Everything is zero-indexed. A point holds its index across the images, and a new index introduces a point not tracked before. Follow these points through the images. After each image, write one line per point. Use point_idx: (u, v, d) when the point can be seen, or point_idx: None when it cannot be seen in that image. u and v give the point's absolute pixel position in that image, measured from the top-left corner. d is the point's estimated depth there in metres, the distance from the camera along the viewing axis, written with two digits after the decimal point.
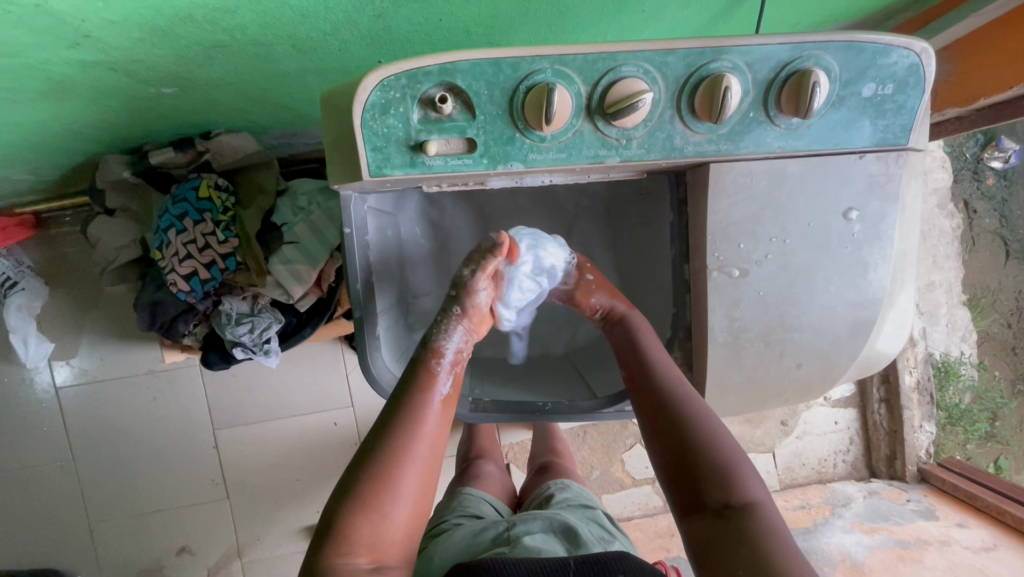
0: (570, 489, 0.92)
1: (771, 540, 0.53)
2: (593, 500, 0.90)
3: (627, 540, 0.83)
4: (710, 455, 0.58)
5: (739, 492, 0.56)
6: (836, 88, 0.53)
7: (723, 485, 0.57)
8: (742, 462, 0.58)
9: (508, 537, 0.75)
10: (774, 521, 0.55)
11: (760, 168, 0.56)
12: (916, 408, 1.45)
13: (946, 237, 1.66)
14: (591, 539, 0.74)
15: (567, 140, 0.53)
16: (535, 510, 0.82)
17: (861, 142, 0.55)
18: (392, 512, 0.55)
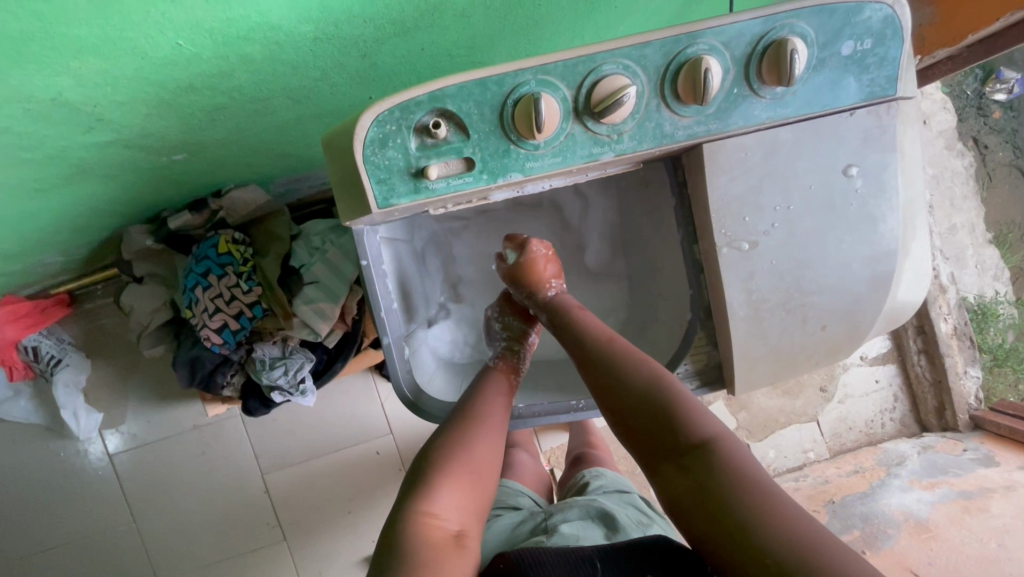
0: (605, 477, 0.92)
1: (740, 467, 0.53)
2: (630, 485, 0.90)
3: (667, 523, 0.82)
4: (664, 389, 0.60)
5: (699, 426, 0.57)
6: (815, 52, 0.54)
7: (692, 427, 0.57)
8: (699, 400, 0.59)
9: (545, 526, 0.75)
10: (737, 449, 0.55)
11: (754, 140, 0.58)
12: (957, 354, 1.41)
13: (959, 180, 1.67)
14: (629, 525, 0.74)
15: (560, 143, 0.55)
16: (571, 498, 0.83)
17: (849, 100, 0.56)
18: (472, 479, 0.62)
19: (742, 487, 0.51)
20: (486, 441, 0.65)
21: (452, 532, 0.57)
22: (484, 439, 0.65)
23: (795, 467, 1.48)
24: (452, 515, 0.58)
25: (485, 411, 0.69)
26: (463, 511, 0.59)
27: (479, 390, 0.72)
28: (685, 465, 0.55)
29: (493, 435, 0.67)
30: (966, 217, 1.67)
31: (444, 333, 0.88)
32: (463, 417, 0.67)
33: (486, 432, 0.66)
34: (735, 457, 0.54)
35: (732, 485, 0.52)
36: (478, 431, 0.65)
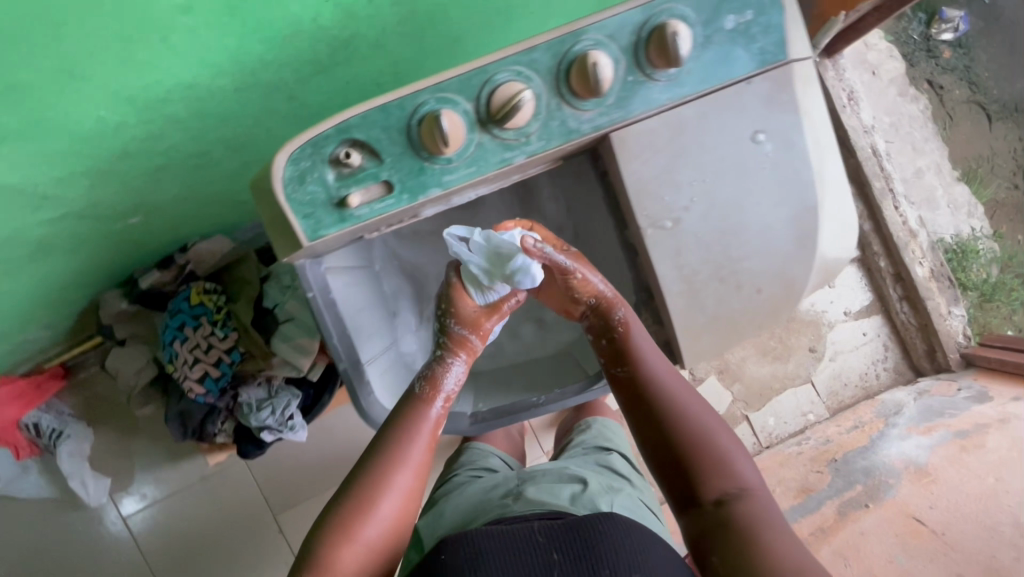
0: (590, 445, 1.05)
1: (755, 531, 0.59)
2: (613, 450, 1.04)
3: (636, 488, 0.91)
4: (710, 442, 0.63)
5: (730, 483, 0.62)
6: (699, 31, 0.56)
7: (721, 475, 0.62)
8: (739, 459, 0.63)
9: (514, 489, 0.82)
10: (763, 512, 0.61)
11: (659, 122, 0.60)
12: (938, 295, 1.41)
13: (918, 123, 1.68)
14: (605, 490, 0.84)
15: (471, 154, 0.57)
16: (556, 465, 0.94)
17: (742, 70, 0.58)
18: (371, 529, 0.63)
19: (753, 553, 0.57)
20: (394, 494, 0.65)
21: None
22: (391, 490, 0.65)
23: (796, 431, 1.48)
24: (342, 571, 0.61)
25: (400, 459, 0.67)
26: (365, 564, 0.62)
27: (400, 427, 0.68)
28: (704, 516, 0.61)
29: (403, 483, 0.66)
30: (930, 159, 1.67)
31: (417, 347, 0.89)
32: (374, 461, 0.67)
33: (394, 485, 0.65)
34: (756, 521, 0.60)
35: (746, 547, 0.57)
36: (387, 483, 0.65)
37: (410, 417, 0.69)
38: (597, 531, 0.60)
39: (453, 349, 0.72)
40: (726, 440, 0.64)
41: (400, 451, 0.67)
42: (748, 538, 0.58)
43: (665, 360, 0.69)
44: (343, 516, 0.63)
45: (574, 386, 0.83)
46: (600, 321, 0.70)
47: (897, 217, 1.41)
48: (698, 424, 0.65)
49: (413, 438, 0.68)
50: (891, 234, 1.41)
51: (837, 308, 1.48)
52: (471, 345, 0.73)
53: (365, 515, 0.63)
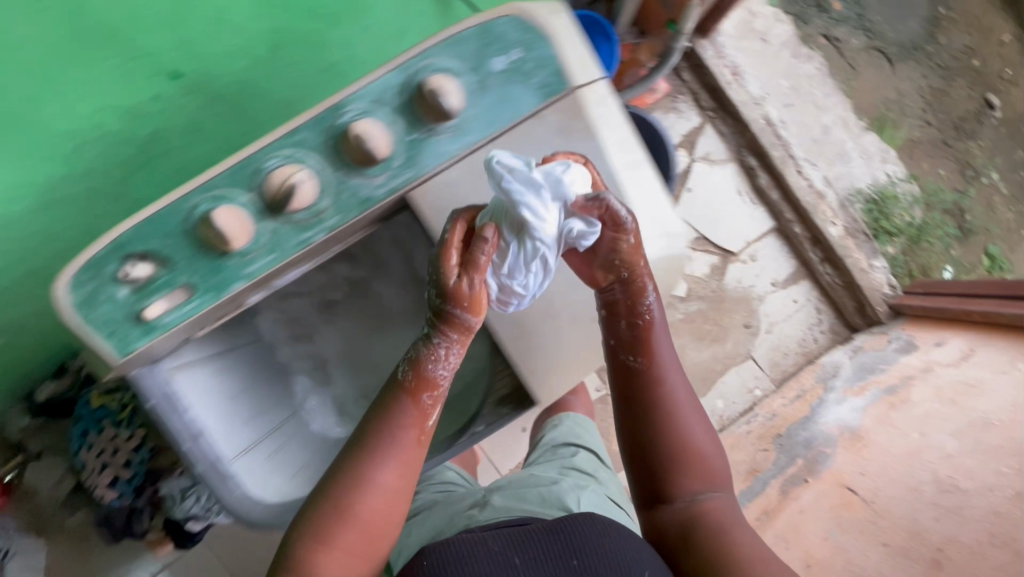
0: (557, 444, 1.07)
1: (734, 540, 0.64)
2: (580, 445, 1.05)
3: (602, 484, 0.94)
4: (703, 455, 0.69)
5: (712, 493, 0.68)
6: (469, 78, 0.54)
7: (699, 479, 0.68)
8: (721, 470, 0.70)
9: (480, 501, 0.85)
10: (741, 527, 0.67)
11: (455, 172, 0.59)
12: (857, 251, 1.42)
13: (817, 81, 1.69)
14: (574, 492, 0.85)
15: (266, 241, 0.56)
16: (525, 474, 0.95)
17: (527, 106, 0.57)
18: (348, 532, 0.61)
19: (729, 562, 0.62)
20: (376, 495, 0.61)
21: None
22: (370, 493, 0.61)
23: (745, 409, 1.46)
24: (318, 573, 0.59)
25: (384, 460, 0.62)
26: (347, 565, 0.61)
27: (383, 425, 0.62)
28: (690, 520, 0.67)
29: (387, 487, 0.62)
30: (834, 114, 1.68)
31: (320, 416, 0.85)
32: (352, 463, 0.62)
33: (372, 485, 0.61)
34: (734, 532, 0.65)
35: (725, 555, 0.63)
36: (360, 486, 0.61)
37: (394, 411, 0.62)
38: (581, 532, 0.62)
39: (443, 331, 0.59)
40: (709, 441, 0.70)
41: (381, 453, 0.62)
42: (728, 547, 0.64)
43: (673, 358, 0.69)
44: (321, 516, 0.61)
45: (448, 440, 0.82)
46: (626, 313, 0.65)
47: (802, 181, 1.41)
48: (694, 436, 0.69)
49: (399, 436, 0.62)
50: (798, 199, 1.41)
51: (764, 280, 1.48)
52: (464, 323, 0.59)
53: (343, 520, 0.60)
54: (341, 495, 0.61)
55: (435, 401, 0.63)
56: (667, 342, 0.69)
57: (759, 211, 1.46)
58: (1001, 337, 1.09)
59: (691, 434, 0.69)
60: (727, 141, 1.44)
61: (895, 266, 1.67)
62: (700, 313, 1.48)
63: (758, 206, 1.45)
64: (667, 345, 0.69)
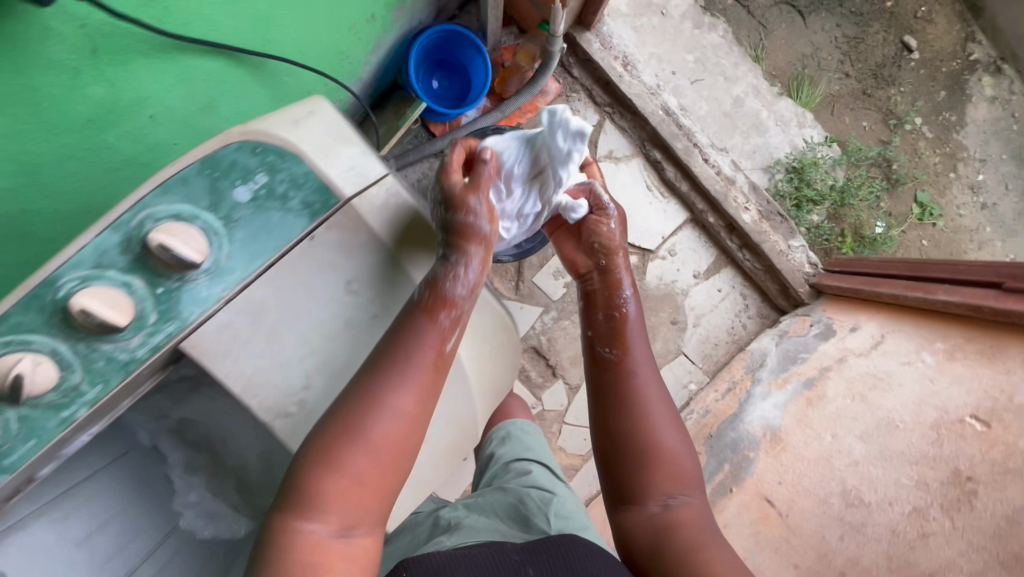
0: (510, 460, 1.07)
1: (706, 539, 0.68)
2: (532, 458, 1.07)
3: (565, 494, 0.98)
4: (678, 458, 0.73)
5: (687, 488, 0.72)
6: (209, 217, 0.47)
7: (669, 480, 0.71)
8: (691, 472, 0.73)
9: (448, 527, 0.86)
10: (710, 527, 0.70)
11: (228, 314, 0.51)
12: (773, 234, 1.38)
13: (723, 51, 1.61)
14: (540, 513, 0.88)
15: (15, 433, 0.46)
16: (485, 496, 0.96)
17: (293, 231, 0.50)
18: (356, 459, 0.51)
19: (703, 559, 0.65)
20: (393, 423, 0.53)
21: (326, 537, 0.49)
22: (383, 425, 0.52)
23: (681, 406, 1.42)
24: (320, 513, 0.50)
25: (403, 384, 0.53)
26: (352, 518, 0.51)
27: (402, 347, 0.54)
28: (664, 513, 0.70)
29: (404, 416, 0.53)
30: (745, 84, 1.61)
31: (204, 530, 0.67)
32: (367, 386, 0.53)
33: (390, 411, 0.53)
34: (706, 530, 0.69)
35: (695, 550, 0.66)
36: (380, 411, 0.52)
37: (420, 326, 0.55)
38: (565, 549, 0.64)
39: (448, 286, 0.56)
40: (678, 443, 0.74)
41: (401, 373, 0.54)
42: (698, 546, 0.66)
43: (646, 358, 0.77)
44: (335, 439, 0.51)
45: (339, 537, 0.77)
46: (601, 298, 0.78)
47: (709, 170, 1.36)
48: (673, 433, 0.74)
49: (422, 351, 0.54)
50: (707, 188, 1.36)
51: (686, 273, 1.43)
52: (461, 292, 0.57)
53: (354, 443, 0.51)
54: (345, 430, 0.51)
55: (456, 317, 0.57)
56: (641, 343, 0.78)
57: (671, 204, 1.40)
58: (909, 321, 1.06)
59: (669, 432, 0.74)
60: (628, 135, 1.36)
61: (821, 235, 1.65)
62: None
63: (669, 199, 1.40)
64: (642, 347, 0.77)
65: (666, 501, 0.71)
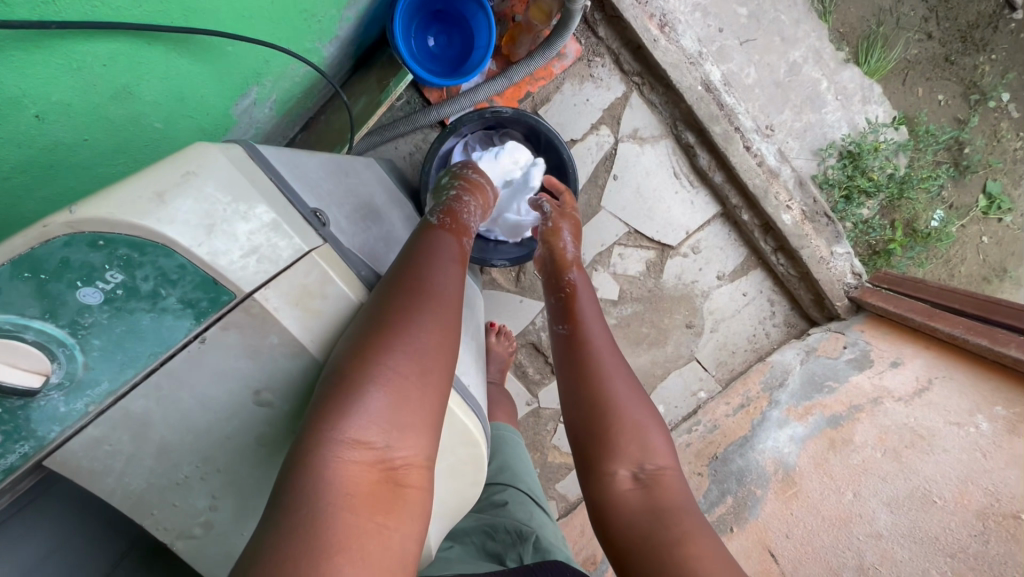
0: (488, 485, 0.95)
1: (689, 519, 0.59)
2: (513, 481, 0.93)
3: (552, 534, 0.84)
4: (650, 433, 0.65)
5: (658, 457, 0.64)
6: (49, 328, 0.35)
7: (642, 456, 0.63)
8: (663, 448, 0.65)
9: None
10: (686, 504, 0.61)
11: (102, 428, 0.39)
12: (816, 238, 1.20)
13: (784, 3, 1.34)
14: (513, 552, 0.76)
15: None
16: (456, 529, 0.85)
17: (177, 332, 0.39)
18: (404, 359, 0.44)
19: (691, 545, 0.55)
20: (430, 330, 0.46)
21: (368, 454, 0.41)
22: (424, 326, 0.45)
23: (688, 414, 1.32)
24: (362, 426, 0.41)
25: (434, 284, 0.50)
26: (402, 430, 0.42)
27: (426, 258, 0.53)
28: (643, 490, 0.61)
29: (443, 320, 0.47)
30: (806, 46, 1.36)
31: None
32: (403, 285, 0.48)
33: (427, 318, 0.46)
34: (682, 507, 0.60)
35: (690, 537, 0.56)
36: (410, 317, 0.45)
37: (433, 244, 0.57)
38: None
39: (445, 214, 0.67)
40: (644, 415, 0.66)
41: (432, 273, 0.51)
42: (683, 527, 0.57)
43: (602, 330, 0.75)
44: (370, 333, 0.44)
45: None
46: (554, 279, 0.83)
47: (751, 160, 1.16)
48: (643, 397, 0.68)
49: (441, 264, 0.53)
50: (745, 183, 1.16)
51: (709, 274, 1.27)
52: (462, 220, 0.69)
53: (395, 341, 0.44)
54: (391, 319, 0.45)
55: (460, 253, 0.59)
56: (596, 316, 0.77)
57: (700, 196, 1.21)
58: (969, 373, 0.91)
59: (630, 391, 0.67)
60: (658, 112, 1.16)
61: (869, 231, 1.45)
62: (636, 317, 1.28)
63: (699, 190, 1.21)
64: (595, 316, 0.77)
65: (647, 476, 0.62)
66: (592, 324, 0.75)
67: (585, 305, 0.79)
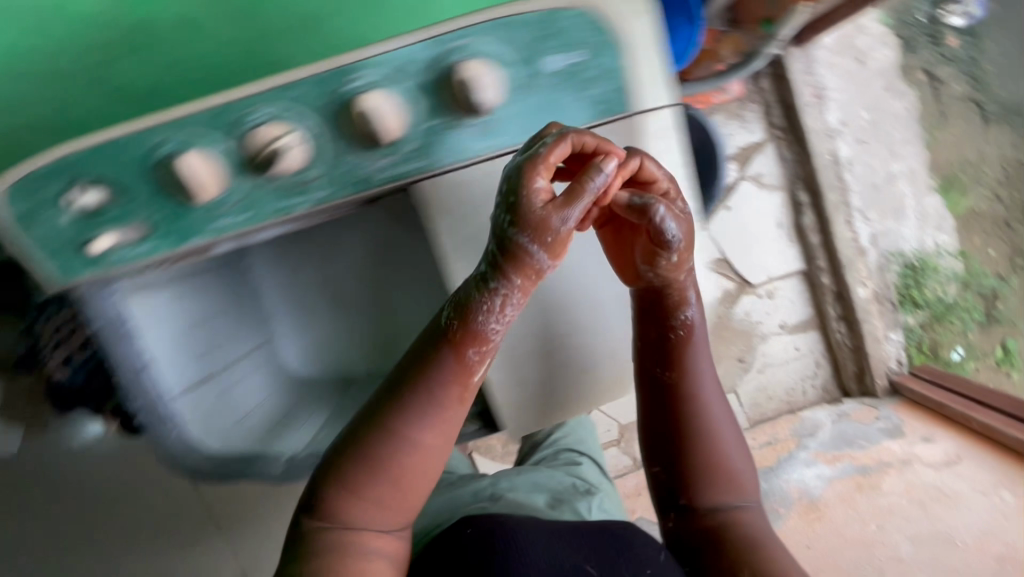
0: (562, 446, 1.07)
1: (763, 549, 0.62)
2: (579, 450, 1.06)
3: (610, 493, 0.96)
4: (734, 471, 0.64)
5: (742, 493, 0.65)
6: (514, 71, 0.45)
7: (721, 485, 0.64)
8: (748, 474, 0.65)
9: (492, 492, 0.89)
10: (762, 525, 0.64)
11: (473, 174, 0.50)
12: (877, 319, 1.36)
13: (900, 123, 1.54)
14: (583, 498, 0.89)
15: (241, 199, 0.48)
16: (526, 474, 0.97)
17: (577, 117, 0.48)
18: (396, 466, 0.52)
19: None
20: (414, 445, 0.52)
21: (363, 526, 0.52)
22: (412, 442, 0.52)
23: None
24: (361, 508, 0.51)
25: (401, 406, 0.52)
26: (386, 513, 0.52)
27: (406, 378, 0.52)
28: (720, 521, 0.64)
29: (432, 433, 0.52)
30: (906, 164, 1.55)
31: (288, 355, 0.77)
32: (395, 397, 0.52)
33: (405, 436, 0.52)
34: (761, 536, 0.63)
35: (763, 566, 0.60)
36: (440, 407, 0.52)
37: (406, 355, 0.52)
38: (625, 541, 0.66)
39: (506, 273, 0.49)
40: (738, 454, 0.65)
41: (428, 385, 0.52)
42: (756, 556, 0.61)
43: (710, 368, 0.64)
44: (373, 440, 0.51)
45: None
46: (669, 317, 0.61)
47: (847, 233, 1.33)
48: (735, 432, 0.65)
49: (449, 372, 0.52)
50: (838, 250, 1.33)
51: (773, 320, 1.39)
52: (534, 266, 0.49)
53: (391, 449, 0.51)
54: (392, 428, 0.51)
55: (492, 351, 0.52)
56: (707, 353, 0.64)
57: (793, 250, 1.36)
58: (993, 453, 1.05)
59: (727, 433, 0.65)
60: (785, 166, 1.32)
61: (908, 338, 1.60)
62: None
63: (793, 244, 1.35)
64: (706, 354, 0.64)
65: (726, 508, 0.64)
66: (700, 372, 0.64)
67: (703, 345, 0.63)
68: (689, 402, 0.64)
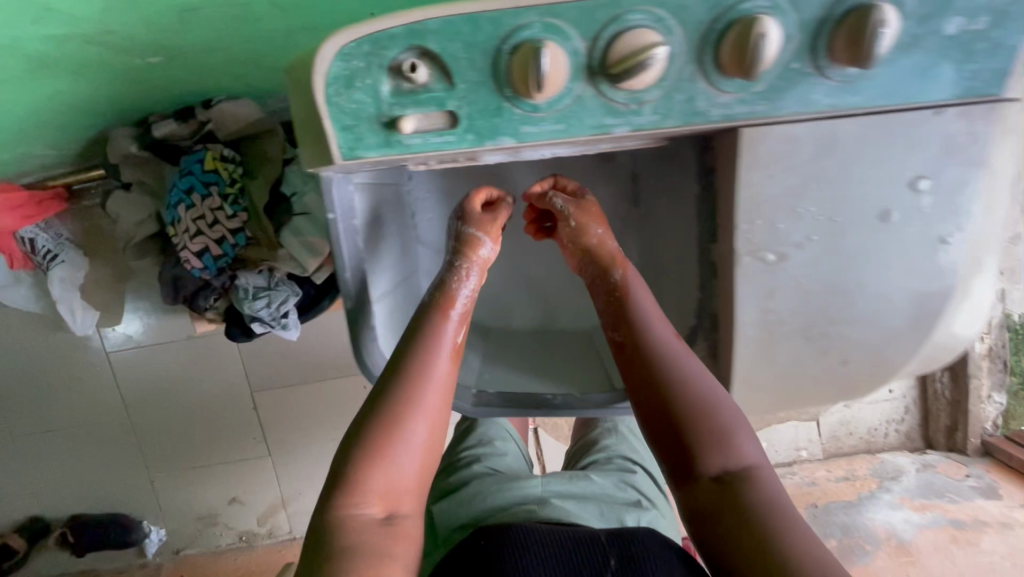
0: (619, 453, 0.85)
1: (775, 519, 0.48)
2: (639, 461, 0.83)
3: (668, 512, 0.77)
4: (723, 434, 0.53)
5: (733, 455, 0.52)
6: (909, 26, 0.42)
7: (720, 447, 0.52)
8: (743, 435, 0.53)
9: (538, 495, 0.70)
10: (772, 488, 0.51)
11: (808, 132, 0.46)
12: (987, 378, 1.24)
13: None
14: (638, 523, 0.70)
15: (565, 108, 0.45)
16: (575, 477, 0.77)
17: (941, 95, 0.44)
18: (401, 447, 0.52)
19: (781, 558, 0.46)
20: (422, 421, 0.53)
21: (377, 519, 0.50)
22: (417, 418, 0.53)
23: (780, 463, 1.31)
24: (374, 497, 0.51)
25: (403, 380, 0.55)
26: (396, 494, 0.52)
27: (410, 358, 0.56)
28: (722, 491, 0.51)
29: (428, 405, 0.54)
30: None
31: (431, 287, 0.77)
32: (396, 375, 0.54)
33: (420, 412, 0.54)
34: (772, 502, 0.50)
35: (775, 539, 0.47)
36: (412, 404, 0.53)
37: (420, 337, 0.57)
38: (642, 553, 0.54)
39: (463, 253, 0.62)
40: (723, 414, 0.53)
41: (428, 357, 0.56)
42: (766, 528, 0.48)
43: (656, 316, 0.60)
44: (376, 422, 0.52)
45: (582, 375, 0.69)
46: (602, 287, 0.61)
47: None
48: (708, 391, 0.54)
49: (442, 341, 0.57)
50: None
51: None
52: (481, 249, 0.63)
53: (394, 427, 0.52)
54: (395, 413, 0.52)
55: (465, 314, 0.60)
56: (655, 310, 0.60)
57: None
58: None
59: (702, 392, 0.54)
60: None
61: None
62: None
63: None
64: (651, 305, 0.60)
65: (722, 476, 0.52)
66: (647, 330, 0.58)
67: (646, 304, 0.60)
68: (643, 364, 0.57)
